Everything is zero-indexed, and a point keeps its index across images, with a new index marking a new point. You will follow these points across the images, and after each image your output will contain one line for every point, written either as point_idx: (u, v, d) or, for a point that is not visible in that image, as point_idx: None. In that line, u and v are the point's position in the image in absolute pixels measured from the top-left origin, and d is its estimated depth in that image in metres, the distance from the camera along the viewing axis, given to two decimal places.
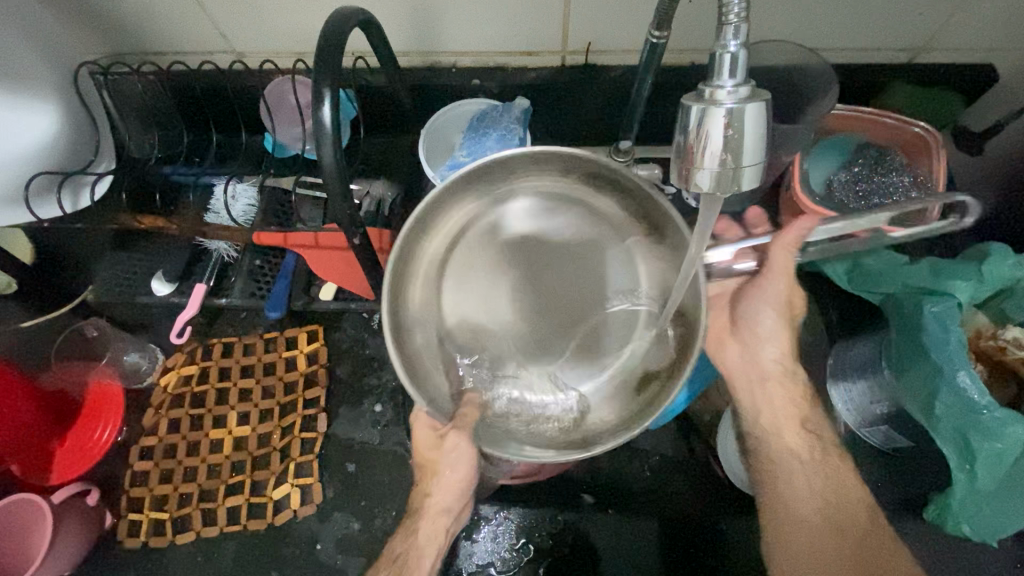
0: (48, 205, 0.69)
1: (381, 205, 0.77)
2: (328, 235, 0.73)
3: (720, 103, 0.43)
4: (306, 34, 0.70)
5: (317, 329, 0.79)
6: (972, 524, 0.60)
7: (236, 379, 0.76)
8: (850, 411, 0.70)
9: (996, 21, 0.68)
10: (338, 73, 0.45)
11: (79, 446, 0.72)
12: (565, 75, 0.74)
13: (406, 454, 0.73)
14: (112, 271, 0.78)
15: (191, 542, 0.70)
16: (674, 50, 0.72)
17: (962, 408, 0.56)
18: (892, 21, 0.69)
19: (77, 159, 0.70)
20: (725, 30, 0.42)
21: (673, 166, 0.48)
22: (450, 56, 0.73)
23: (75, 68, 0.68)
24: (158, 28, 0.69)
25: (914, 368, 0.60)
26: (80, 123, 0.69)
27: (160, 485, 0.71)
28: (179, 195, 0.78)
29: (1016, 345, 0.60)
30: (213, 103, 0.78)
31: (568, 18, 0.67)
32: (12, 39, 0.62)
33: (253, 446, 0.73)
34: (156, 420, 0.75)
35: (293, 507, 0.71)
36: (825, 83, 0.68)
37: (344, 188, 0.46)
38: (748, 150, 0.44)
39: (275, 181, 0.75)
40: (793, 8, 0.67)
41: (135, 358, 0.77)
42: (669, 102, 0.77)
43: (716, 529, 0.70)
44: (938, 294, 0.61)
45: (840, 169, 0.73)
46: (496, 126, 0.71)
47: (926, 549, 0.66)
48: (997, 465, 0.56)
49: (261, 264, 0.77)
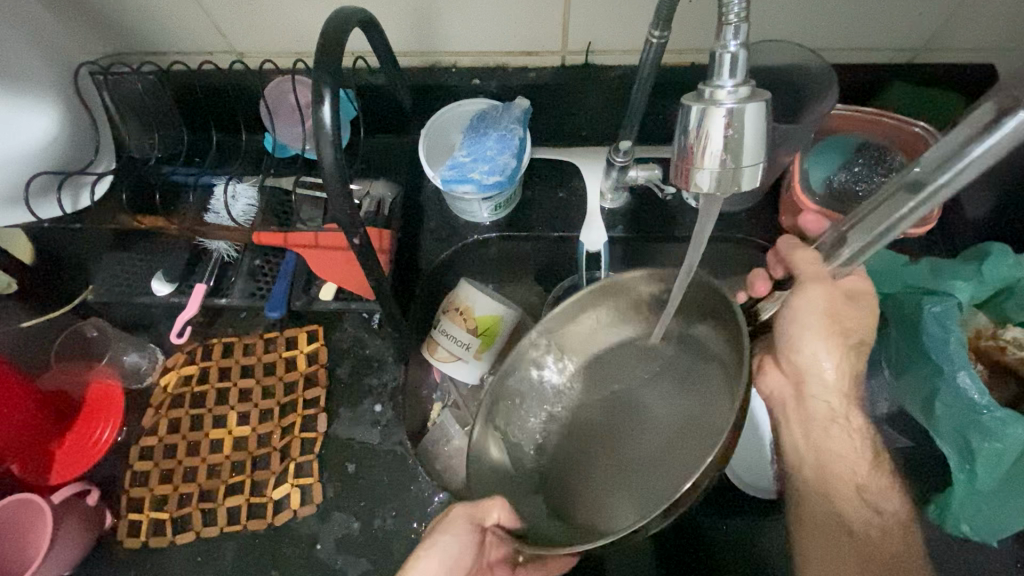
0: (48, 205, 0.70)
1: (382, 205, 0.77)
2: (328, 235, 0.73)
3: (720, 103, 0.43)
4: (306, 34, 0.70)
5: (317, 329, 0.79)
6: (971, 523, 0.60)
7: (236, 379, 0.76)
8: None
9: (995, 20, 0.68)
10: (337, 73, 0.45)
11: (78, 446, 0.72)
12: (565, 75, 0.74)
13: (405, 454, 0.73)
14: (111, 271, 0.79)
15: (191, 542, 0.70)
16: (674, 50, 0.72)
17: (962, 407, 0.56)
18: (892, 21, 0.69)
19: (77, 160, 0.70)
20: (725, 29, 0.42)
21: (674, 166, 0.48)
22: (450, 57, 0.73)
23: (74, 68, 0.69)
24: (158, 27, 0.69)
25: (914, 368, 0.60)
26: (81, 123, 0.69)
27: (160, 484, 0.72)
28: (178, 197, 0.77)
29: (1017, 345, 0.61)
30: (212, 103, 0.77)
31: (567, 17, 0.68)
32: (12, 39, 0.62)
33: (253, 447, 0.73)
34: (156, 420, 0.75)
35: (293, 507, 0.71)
36: (826, 81, 0.68)
37: (345, 189, 0.46)
38: (747, 150, 0.44)
39: (276, 181, 0.76)
40: (793, 7, 0.67)
41: (135, 358, 0.78)
42: (670, 102, 0.77)
43: (716, 530, 0.70)
44: (938, 294, 0.61)
45: (839, 169, 0.73)
46: (496, 126, 0.71)
47: (927, 549, 0.66)
48: (997, 466, 0.56)
49: (261, 264, 0.78)
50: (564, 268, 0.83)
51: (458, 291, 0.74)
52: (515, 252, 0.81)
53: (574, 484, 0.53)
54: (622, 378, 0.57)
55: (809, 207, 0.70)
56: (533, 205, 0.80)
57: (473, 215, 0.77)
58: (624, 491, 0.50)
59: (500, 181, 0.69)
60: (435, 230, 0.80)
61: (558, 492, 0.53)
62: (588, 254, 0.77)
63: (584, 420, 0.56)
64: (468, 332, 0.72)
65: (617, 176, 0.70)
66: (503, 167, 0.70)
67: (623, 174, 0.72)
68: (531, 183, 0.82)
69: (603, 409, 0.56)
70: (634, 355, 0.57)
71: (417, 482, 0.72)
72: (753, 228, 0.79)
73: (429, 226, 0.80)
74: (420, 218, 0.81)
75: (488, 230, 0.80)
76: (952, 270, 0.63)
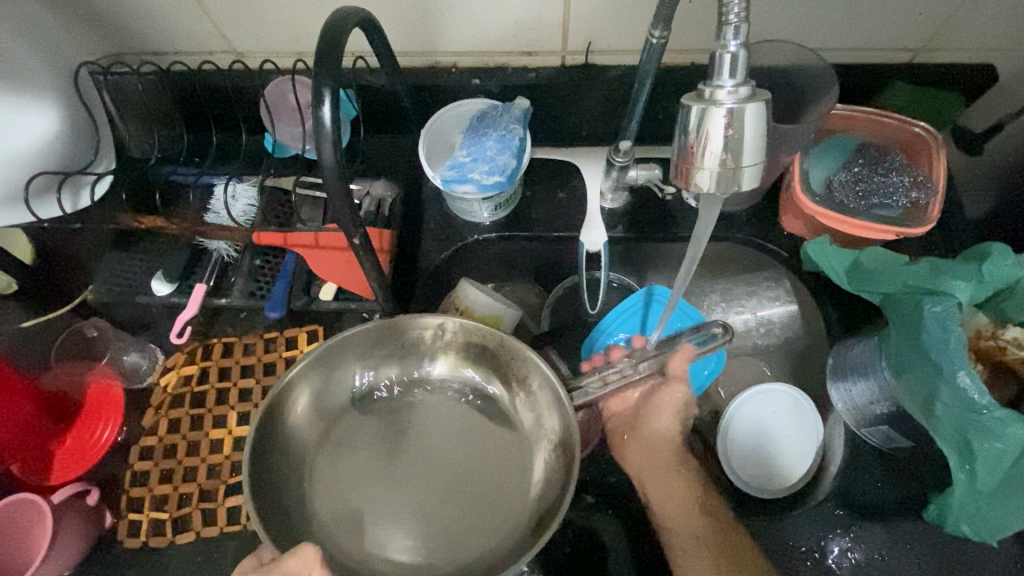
0: (48, 205, 0.69)
1: (382, 205, 0.76)
2: (328, 235, 0.73)
3: (720, 103, 0.43)
4: (306, 34, 0.70)
5: (317, 328, 0.78)
6: (971, 523, 0.61)
7: (236, 379, 0.76)
8: (850, 410, 0.70)
9: (997, 19, 0.68)
10: (337, 73, 0.45)
11: (78, 445, 0.72)
12: (565, 74, 0.74)
13: None
14: (112, 270, 0.78)
15: (192, 542, 0.70)
16: (674, 50, 0.72)
17: (962, 408, 0.56)
18: (894, 20, 0.69)
19: (77, 160, 0.70)
20: (725, 29, 0.42)
21: (673, 166, 0.48)
22: (451, 56, 0.73)
23: (74, 68, 0.68)
24: (158, 27, 0.69)
25: (913, 368, 0.60)
26: (80, 123, 0.69)
27: (160, 484, 0.71)
28: (178, 196, 0.76)
29: (1016, 345, 0.62)
30: (212, 103, 0.77)
31: (568, 17, 0.68)
32: (12, 39, 0.62)
33: (253, 446, 0.73)
34: (156, 419, 0.75)
35: None
36: (825, 81, 0.69)
37: (344, 188, 0.46)
38: (748, 150, 0.44)
39: (275, 181, 0.75)
40: (794, 7, 0.67)
41: (135, 358, 0.77)
42: (670, 101, 0.77)
43: None
44: (937, 294, 0.60)
45: (839, 169, 0.72)
46: (496, 126, 0.71)
47: (927, 549, 0.66)
48: (997, 465, 0.56)
49: (261, 264, 0.78)
50: (564, 268, 0.83)
51: (457, 291, 0.74)
52: (516, 251, 0.81)
53: (329, 502, 0.59)
54: (403, 424, 0.65)
55: (809, 206, 0.70)
56: (533, 205, 0.80)
57: (473, 215, 0.77)
58: (404, 510, 0.59)
59: (500, 181, 0.69)
60: (435, 230, 0.80)
61: (331, 500, 0.59)
62: (588, 254, 0.77)
63: (355, 448, 0.63)
64: None
65: (616, 176, 0.70)
66: (503, 167, 0.70)
67: (623, 174, 0.72)
68: (531, 183, 0.82)
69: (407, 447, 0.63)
70: (433, 407, 0.66)
71: None
72: (754, 227, 0.79)
73: (429, 226, 0.80)
74: (419, 218, 0.81)
75: (487, 230, 0.79)
76: (952, 269, 0.62)
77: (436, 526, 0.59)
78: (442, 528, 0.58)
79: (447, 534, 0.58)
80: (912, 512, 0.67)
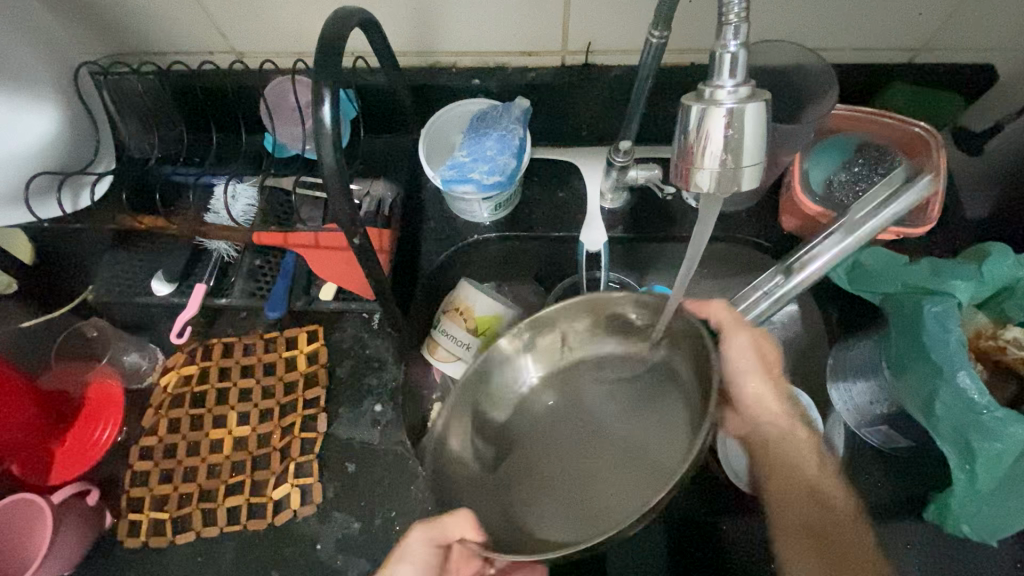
0: (48, 205, 0.69)
1: (381, 204, 0.77)
2: (328, 235, 0.73)
3: (720, 103, 0.43)
4: (306, 34, 0.70)
5: (317, 328, 0.79)
6: (972, 523, 0.61)
7: (237, 379, 0.76)
8: (850, 410, 0.70)
9: (996, 19, 0.68)
10: (337, 73, 0.45)
11: (78, 445, 0.72)
12: (565, 75, 0.74)
13: (405, 454, 0.73)
14: (111, 272, 0.78)
15: (191, 542, 0.70)
16: (674, 50, 0.72)
17: (962, 407, 0.56)
18: (893, 20, 0.69)
19: (76, 160, 0.69)
20: (725, 30, 0.42)
21: (673, 166, 0.48)
22: (450, 56, 0.73)
23: (74, 68, 0.68)
24: (158, 27, 0.69)
25: (914, 367, 0.60)
26: (80, 123, 0.69)
27: (160, 484, 0.71)
28: (179, 197, 0.77)
29: (1016, 345, 0.60)
30: (212, 103, 0.77)
31: (567, 18, 0.68)
32: (12, 38, 0.62)
33: (253, 447, 0.73)
34: (156, 419, 0.75)
35: (293, 507, 0.71)
36: (825, 83, 0.69)
37: (344, 188, 0.46)
38: (748, 150, 0.44)
39: (276, 181, 0.76)
40: (793, 7, 0.67)
41: (135, 358, 0.78)
42: (669, 102, 0.77)
43: (717, 530, 0.69)
44: (938, 294, 0.61)
45: (839, 169, 0.73)
46: (496, 126, 0.71)
47: (927, 550, 0.66)
48: (996, 466, 0.56)
49: (261, 264, 0.78)
50: (563, 268, 0.83)
51: (458, 291, 0.73)
52: (515, 251, 0.81)
53: (579, 496, 0.55)
54: (520, 422, 0.61)
55: (809, 207, 0.70)
56: (533, 205, 0.80)
57: (473, 215, 0.77)
58: (552, 498, 0.55)
59: (500, 181, 0.69)
60: (435, 230, 0.80)
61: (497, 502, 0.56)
62: (588, 254, 0.77)
63: (553, 441, 0.59)
64: (468, 332, 0.72)
65: (616, 176, 0.70)
66: (503, 167, 0.70)
67: (623, 174, 0.72)
68: (531, 183, 0.82)
69: (547, 442, 0.59)
70: (616, 381, 0.61)
71: (416, 482, 0.72)
72: (753, 228, 0.79)
73: (429, 226, 0.80)
74: (419, 218, 0.81)
75: (488, 230, 0.80)
76: (953, 270, 0.62)
77: (588, 511, 0.53)
78: (601, 503, 0.53)
79: (603, 505, 0.53)
80: (912, 512, 0.67)
